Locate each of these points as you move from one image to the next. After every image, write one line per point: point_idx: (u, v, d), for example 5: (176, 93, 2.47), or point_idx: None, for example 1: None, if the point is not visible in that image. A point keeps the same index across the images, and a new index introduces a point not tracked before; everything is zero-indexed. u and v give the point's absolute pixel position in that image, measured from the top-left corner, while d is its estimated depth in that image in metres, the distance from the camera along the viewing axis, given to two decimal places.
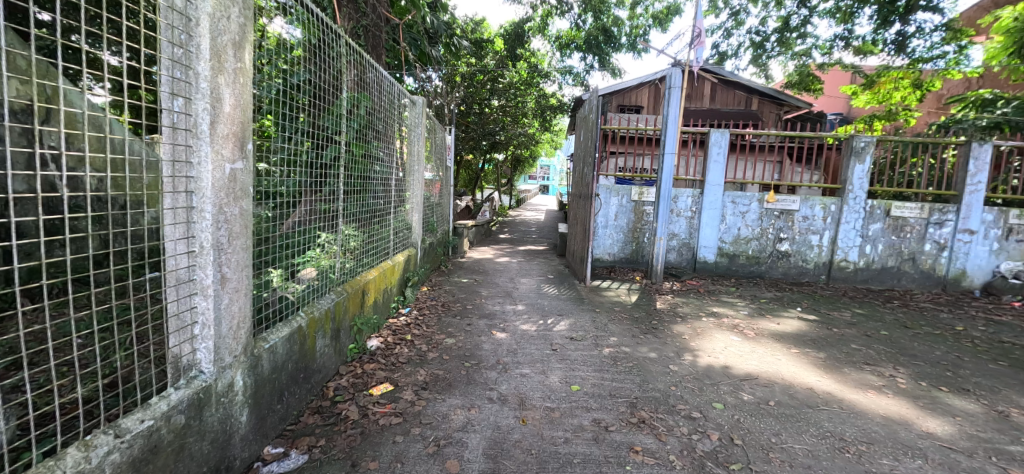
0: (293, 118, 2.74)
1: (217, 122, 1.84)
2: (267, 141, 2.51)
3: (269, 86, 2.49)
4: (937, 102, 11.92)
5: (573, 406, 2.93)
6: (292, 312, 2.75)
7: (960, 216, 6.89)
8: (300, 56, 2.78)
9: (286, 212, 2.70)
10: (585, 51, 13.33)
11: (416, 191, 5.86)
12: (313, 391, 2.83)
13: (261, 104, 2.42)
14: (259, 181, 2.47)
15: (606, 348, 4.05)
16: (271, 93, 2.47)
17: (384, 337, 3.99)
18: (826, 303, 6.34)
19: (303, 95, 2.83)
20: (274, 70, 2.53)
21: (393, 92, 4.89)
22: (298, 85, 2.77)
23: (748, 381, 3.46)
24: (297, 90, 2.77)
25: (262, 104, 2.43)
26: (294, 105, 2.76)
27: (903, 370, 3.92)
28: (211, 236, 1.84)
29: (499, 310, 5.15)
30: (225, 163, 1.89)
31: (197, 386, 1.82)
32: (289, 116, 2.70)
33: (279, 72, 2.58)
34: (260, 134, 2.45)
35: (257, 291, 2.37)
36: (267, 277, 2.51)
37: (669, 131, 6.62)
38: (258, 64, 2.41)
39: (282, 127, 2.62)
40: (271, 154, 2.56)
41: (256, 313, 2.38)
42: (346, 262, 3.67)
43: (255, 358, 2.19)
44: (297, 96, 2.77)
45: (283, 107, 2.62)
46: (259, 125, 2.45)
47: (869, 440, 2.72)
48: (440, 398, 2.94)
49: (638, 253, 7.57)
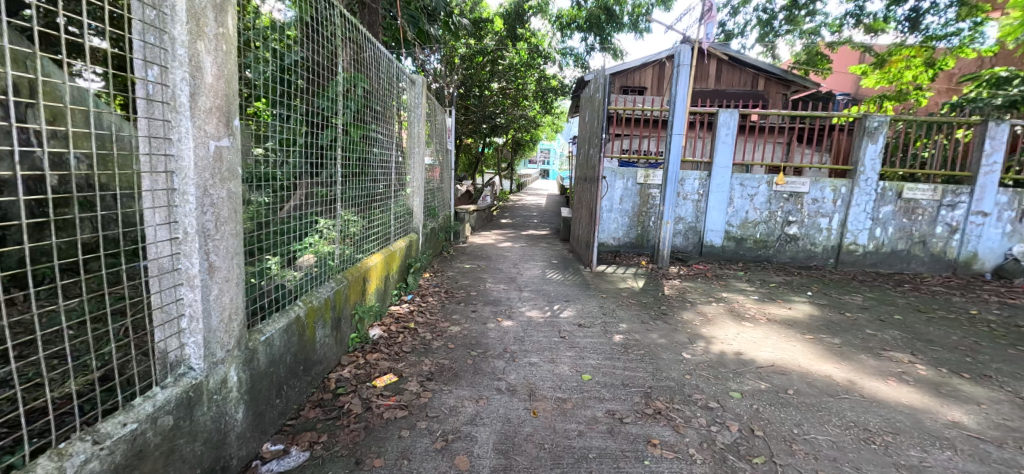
0: (290, 101, 2.62)
1: (199, 94, 1.61)
2: (262, 123, 2.39)
3: (261, 68, 2.35)
4: (948, 81, 11.75)
5: (585, 397, 2.80)
6: (289, 302, 2.59)
7: (973, 198, 6.75)
8: (294, 38, 2.63)
9: (284, 197, 2.59)
10: (586, 31, 13.03)
11: (416, 175, 5.62)
12: (313, 383, 2.68)
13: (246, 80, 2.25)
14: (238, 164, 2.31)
15: (616, 335, 3.92)
16: (265, 72, 2.34)
17: (386, 326, 3.83)
18: (837, 287, 6.21)
19: (299, 75, 2.71)
20: (266, 51, 2.38)
21: (391, 70, 4.72)
22: (292, 66, 2.61)
23: (765, 369, 3.33)
24: (292, 72, 2.62)
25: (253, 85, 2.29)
26: (290, 88, 2.63)
27: (921, 357, 3.80)
28: (196, 222, 1.64)
29: (504, 297, 5.04)
30: (208, 141, 1.66)
31: (186, 384, 1.67)
32: (286, 99, 2.57)
33: (268, 50, 2.41)
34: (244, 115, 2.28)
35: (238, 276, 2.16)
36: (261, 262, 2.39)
37: (677, 111, 6.42)
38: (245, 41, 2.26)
39: (276, 108, 2.48)
40: (262, 136, 2.42)
41: (250, 304, 2.23)
42: (346, 249, 3.54)
43: (249, 352, 2.02)
44: (293, 77, 2.66)
45: (277, 90, 2.49)
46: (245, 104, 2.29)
47: (895, 430, 2.61)
48: (446, 389, 2.82)
49: (644, 237, 7.43)
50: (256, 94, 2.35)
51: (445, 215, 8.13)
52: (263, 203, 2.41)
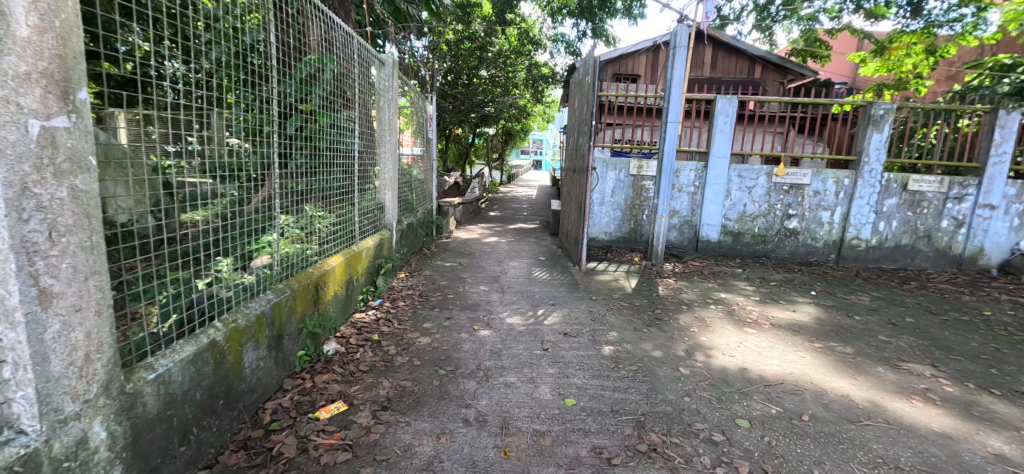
0: (252, 85, 2.53)
1: (5, 50, 1.12)
2: (227, 111, 2.33)
3: (222, 51, 2.26)
4: (948, 71, 11.41)
5: (567, 429, 2.37)
6: (217, 316, 2.19)
7: (981, 190, 6.39)
8: (258, 17, 2.56)
9: (248, 194, 2.51)
10: (578, 16, 12.49)
11: (388, 166, 5.12)
12: (240, 418, 2.22)
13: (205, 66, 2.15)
14: (211, 155, 2.25)
15: (605, 346, 3.50)
16: (227, 56, 2.26)
17: (345, 339, 3.36)
18: (841, 286, 5.84)
19: (262, 57, 2.61)
20: (227, 30, 2.29)
21: (368, 57, 4.51)
22: (254, 47, 2.53)
23: (774, 388, 2.93)
24: (253, 53, 2.53)
25: (217, 68, 2.21)
26: (252, 71, 2.53)
27: (943, 369, 3.43)
28: (10, 233, 1.16)
29: (484, 300, 4.58)
30: (28, 119, 1.18)
31: (9, 457, 1.20)
32: (249, 84, 2.50)
33: (230, 30, 2.31)
34: (212, 105, 2.21)
35: (150, 284, 1.82)
36: (213, 265, 2.22)
37: (673, 97, 5.97)
38: (205, 22, 2.16)
39: (238, 94, 2.40)
40: (231, 126, 2.37)
41: (126, 342, 1.71)
42: (311, 248, 3.28)
43: (131, 397, 1.56)
44: (254, 59, 2.55)
45: (239, 76, 2.41)
46: (211, 93, 2.23)
47: (932, 469, 2.22)
48: (403, 422, 2.37)
49: (637, 232, 7.03)
50: (219, 80, 2.28)
51: (426, 209, 7.66)
52: (229, 197, 2.35)
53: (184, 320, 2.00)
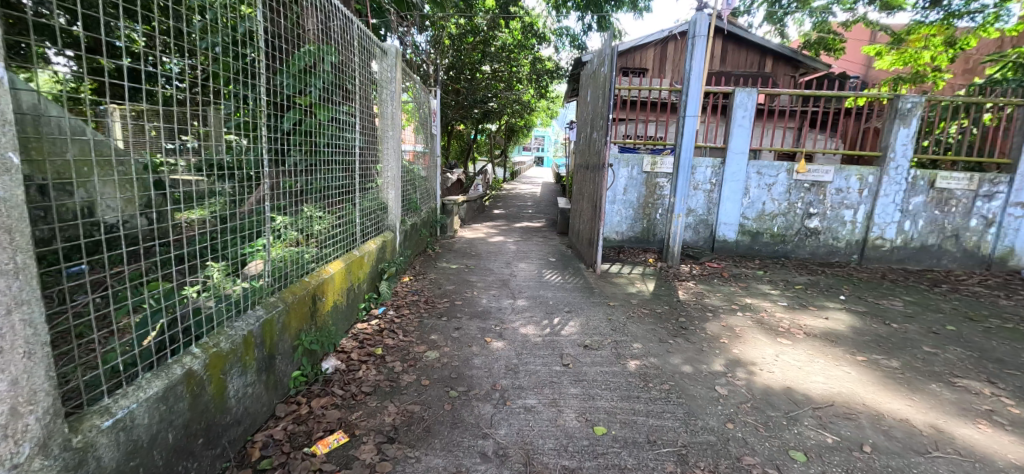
0: (250, 75, 2.25)
1: None
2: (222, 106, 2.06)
3: (218, 39, 1.99)
4: (966, 62, 10.98)
5: (600, 466, 2.07)
6: (200, 336, 1.90)
7: (1013, 187, 6.05)
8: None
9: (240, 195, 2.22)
10: (583, 9, 12.09)
11: (390, 163, 4.77)
12: (225, 456, 1.93)
13: (200, 60, 1.90)
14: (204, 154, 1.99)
15: (630, 361, 3.18)
16: (223, 44, 1.98)
17: (345, 354, 3.06)
18: (869, 289, 5.53)
19: (262, 44, 2.32)
20: (223, 14, 2.01)
21: (371, 47, 4.19)
22: (254, 33, 2.24)
23: (824, 411, 2.63)
24: (251, 39, 2.24)
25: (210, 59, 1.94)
26: (250, 59, 2.25)
27: (1003, 386, 3.12)
28: None
29: (494, 307, 4.27)
30: None
31: None
32: (247, 74, 2.21)
33: (227, 14, 2.03)
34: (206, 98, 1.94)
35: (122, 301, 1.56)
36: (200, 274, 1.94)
37: (691, 89, 5.65)
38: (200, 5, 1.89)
39: (235, 85, 2.12)
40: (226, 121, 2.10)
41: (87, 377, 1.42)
42: (309, 253, 2.98)
43: (85, 451, 1.28)
44: (253, 47, 2.26)
45: (236, 66, 2.13)
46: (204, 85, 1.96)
47: None
48: (412, 458, 2.07)
49: (650, 232, 6.71)
50: (213, 70, 2.00)
51: (430, 208, 7.35)
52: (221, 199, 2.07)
53: (162, 341, 1.72)
